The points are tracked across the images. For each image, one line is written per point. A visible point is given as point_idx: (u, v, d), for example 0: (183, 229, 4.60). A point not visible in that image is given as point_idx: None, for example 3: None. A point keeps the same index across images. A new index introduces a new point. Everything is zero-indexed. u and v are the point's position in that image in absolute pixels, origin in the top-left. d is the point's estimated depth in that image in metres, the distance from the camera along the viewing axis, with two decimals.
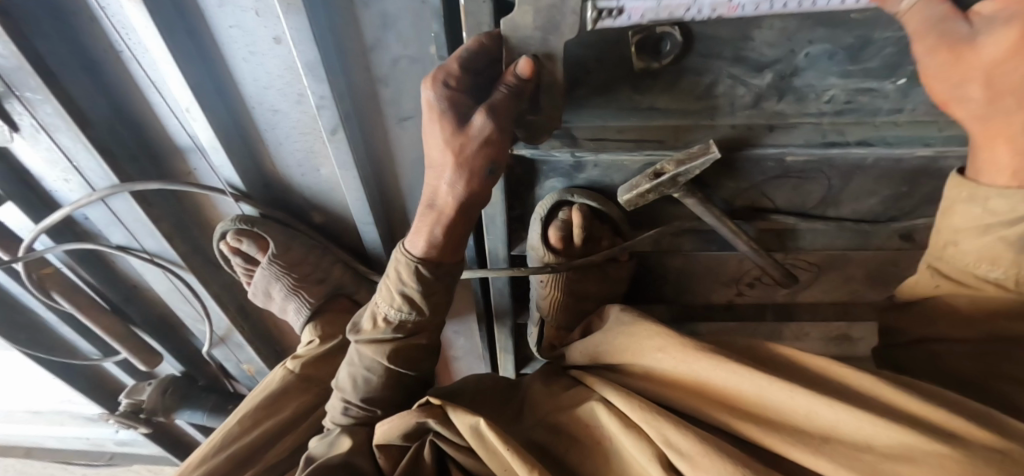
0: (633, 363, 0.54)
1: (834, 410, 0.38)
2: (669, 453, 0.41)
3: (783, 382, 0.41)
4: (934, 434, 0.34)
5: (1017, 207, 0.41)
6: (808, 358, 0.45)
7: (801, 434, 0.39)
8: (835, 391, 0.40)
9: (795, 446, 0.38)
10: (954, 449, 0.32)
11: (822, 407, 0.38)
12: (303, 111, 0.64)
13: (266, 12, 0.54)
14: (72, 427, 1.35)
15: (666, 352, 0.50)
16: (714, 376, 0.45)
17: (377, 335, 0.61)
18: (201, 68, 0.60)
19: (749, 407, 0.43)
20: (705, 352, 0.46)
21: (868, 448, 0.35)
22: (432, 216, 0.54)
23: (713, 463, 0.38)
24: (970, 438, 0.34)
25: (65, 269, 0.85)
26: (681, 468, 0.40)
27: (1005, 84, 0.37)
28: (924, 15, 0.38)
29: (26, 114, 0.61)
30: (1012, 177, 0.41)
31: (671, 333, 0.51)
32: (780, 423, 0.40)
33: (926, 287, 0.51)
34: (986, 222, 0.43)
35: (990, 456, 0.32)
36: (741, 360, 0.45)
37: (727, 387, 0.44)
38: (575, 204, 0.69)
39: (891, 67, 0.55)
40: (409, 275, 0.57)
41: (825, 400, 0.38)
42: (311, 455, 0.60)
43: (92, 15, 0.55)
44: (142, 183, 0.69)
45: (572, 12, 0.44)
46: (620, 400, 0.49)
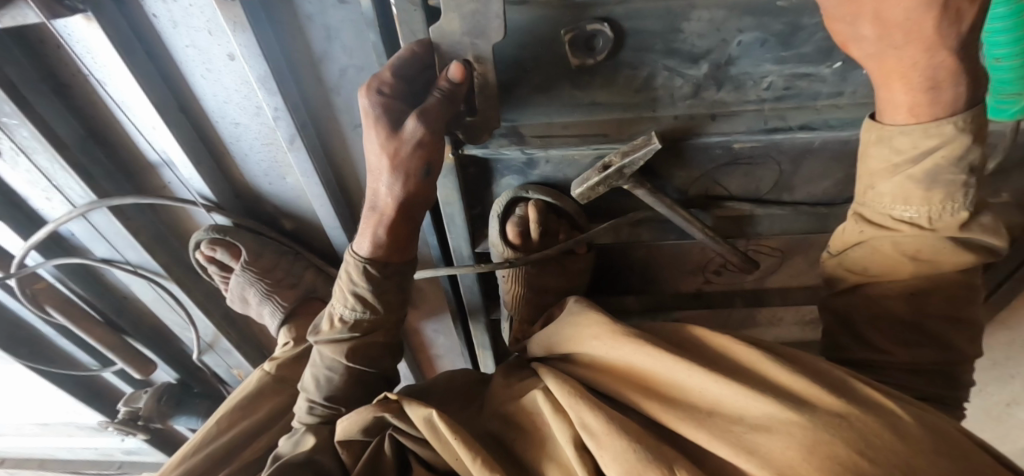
0: (572, 351, 0.55)
1: (721, 386, 0.41)
2: (582, 433, 0.44)
3: (686, 362, 0.44)
4: (792, 404, 0.38)
5: (919, 144, 0.45)
6: (713, 336, 0.47)
7: (695, 408, 0.42)
8: (727, 368, 0.44)
9: (686, 421, 0.41)
10: (804, 419, 0.37)
11: (711, 385, 0.42)
12: (262, 123, 0.67)
13: (217, 31, 0.57)
14: (80, 437, 1.40)
15: (600, 339, 0.51)
16: (633, 359, 0.47)
17: (335, 335, 0.64)
18: (163, 87, 0.63)
19: (656, 386, 0.45)
20: (630, 338, 0.48)
21: (740, 420, 0.39)
22: (374, 218, 0.56)
23: (615, 442, 0.41)
24: (819, 406, 0.38)
25: (57, 283, 0.90)
26: (589, 446, 0.43)
27: (894, 21, 0.39)
28: None
29: (5, 138, 0.65)
30: (908, 113, 0.44)
31: (608, 321, 0.52)
32: (680, 399, 0.43)
33: (853, 234, 0.52)
34: (892, 160, 0.47)
35: (829, 420, 0.36)
36: (657, 342, 0.47)
37: (642, 368, 0.47)
38: (530, 200, 0.71)
39: (825, 51, 0.55)
40: (359, 276, 0.59)
41: (715, 378, 0.42)
42: (279, 454, 0.62)
43: (58, 42, 0.59)
44: (117, 199, 0.72)
45: (496, 15, 0.46)
46: (557, 385, 0.49)
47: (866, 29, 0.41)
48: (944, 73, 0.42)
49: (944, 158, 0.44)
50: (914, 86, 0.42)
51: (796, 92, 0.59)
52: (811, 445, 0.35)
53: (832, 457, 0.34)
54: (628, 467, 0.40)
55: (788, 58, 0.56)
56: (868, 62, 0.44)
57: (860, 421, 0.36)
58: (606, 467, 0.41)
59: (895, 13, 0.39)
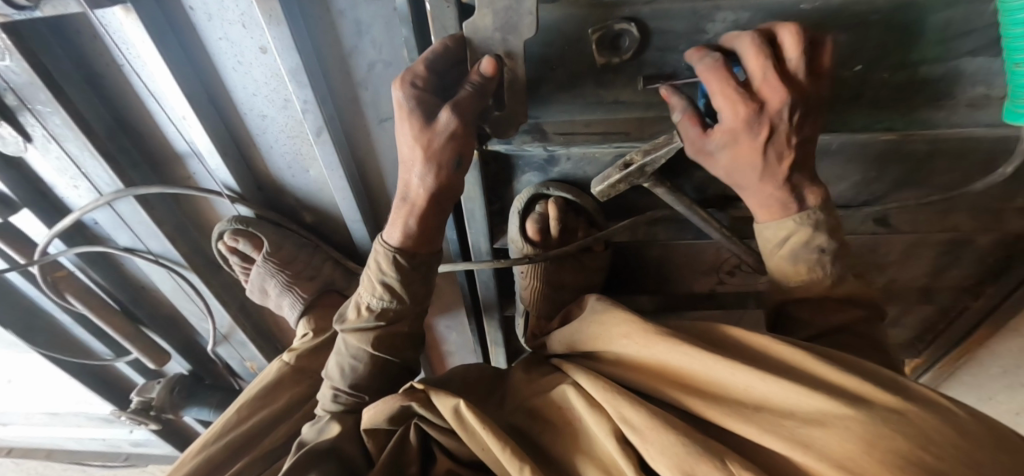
0: (603, 349, 0.57)
1: (768, 384, 0.43)
2: (623, 428, 0.45)
3: (727, 361, 0.45)
4: (846, 401, 0.39)
5: (778, 235, 0.58)
6: (752, 337, 0.49)
7: (741, 406, 0.43)
8: (770, 366, 0.45)
9: (733, 416, 0.42)
10: (857, 413, 0.38)
11: (756, 382, 0.43)
12: (289, 115, 0.68)
13: (250, 23, 0.58)
14: (88, 428, 1.40)
15: (632, 338, 0.53)
16: (670, 358, 0.49)
17: (361, 324, 0.65)
18: (193, 76, 0.64)
19: (699, 383, 0.47)
20: (663, 337, 0.50)
21: (791, 416, 0.40)
22: (406, 208, 0.58)
23: (660, 436, 0.42)
24: (874, 402, 0.39)
25: (77, 272, 0.91)
26: (632, 441, 0.44)
27: (736, 176, 0.55)
28: (686, 131, 0.52)
29: (38, 126, 0.66)
30: (766, 215, 0.58)
31: (635, 320, 0.54)
32: (724, 396, 0.45)
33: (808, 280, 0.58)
34: (770, 246, 0.59)
35: (886, 415, 0.37)
36: (693, 342, 0.49)
37: (678, 367, 0.48)
38: (551, 197, 0.72)
39: (847, 54, 0.56)
40: (387, 265, 0.61)
41: (760, 375, 0.43)
42: (304, 441, 0.63)
43: (96, 32, 0.60)
44: (145, 188, 0.74)
45: (528, 12, 0.47)
46: (587, 382, 0.52)
47: (718, 175, 0.56)
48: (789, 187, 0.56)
49: (797, 242, 0.57)
50: (770, 203, 0.57)
51: None
52: (872, 438, 0.36)
53: (894, 451, 0.35)
54: (677, 460, 0.40)
55: None
56: (734, 185, 0.57)
57: (919, 417, 0.37)
58: (653, 461, 0.42)
59: (740, 175, 0.55)
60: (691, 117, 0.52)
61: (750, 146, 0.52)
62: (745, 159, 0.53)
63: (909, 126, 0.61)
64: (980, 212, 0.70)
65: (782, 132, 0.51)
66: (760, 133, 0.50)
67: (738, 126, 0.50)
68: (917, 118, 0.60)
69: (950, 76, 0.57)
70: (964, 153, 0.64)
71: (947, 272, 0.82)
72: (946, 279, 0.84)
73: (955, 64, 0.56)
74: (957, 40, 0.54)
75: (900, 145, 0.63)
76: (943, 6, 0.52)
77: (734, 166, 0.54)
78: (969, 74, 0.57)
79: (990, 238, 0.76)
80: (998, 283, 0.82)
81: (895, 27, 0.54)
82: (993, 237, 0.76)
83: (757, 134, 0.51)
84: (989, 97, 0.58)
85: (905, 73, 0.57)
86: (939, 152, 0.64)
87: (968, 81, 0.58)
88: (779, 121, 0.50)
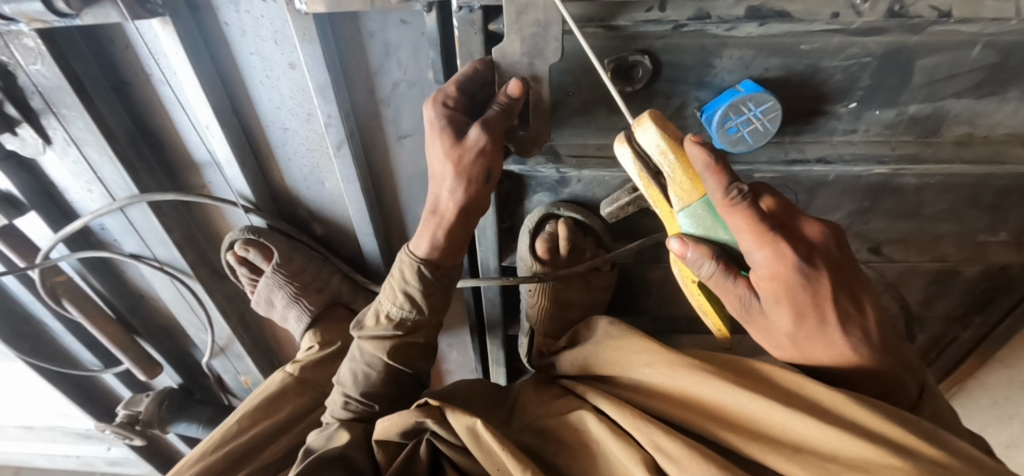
0: (621, 374, 0.59)
1: (807, 426, 0.43)
2: (659, 457, 0.46)
3: (761, 397, 0.46)
4: (894, 451, 0.39)
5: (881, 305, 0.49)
6: (783, 374, 0.48)
7: (779, 443, 0.44)
8: (800, 402, 0.46)
9: (772, 453, 0.43)
10: (905, 464, 0.38)
11: (795, 422, 0.44)
12: (311, 129, 0.70)
13: (283, 41, 0.61)
14: (62, 444, 1.35)
15: (654, 367, 0.55)
16: (700, 390, 0.50)
17: (381, 331, 0.70)
18: (219, 86, 0.66)
19: (734, 417, 0.48)
20: (692, 369, 0.52)
21: (834, 459, 0.41)
22: (434, 221, 0.61)
23: (699, 467, 0.43)
24: (921, 453, 0.39)
25: (77, 277, 0.90)
26: (670, 471, 0.45)
27: (777, 326, 0.48)
28: (772, 320, 0.47)
29: (60, 129, 0.67)
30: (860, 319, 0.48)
31: (659, 350, 0.57)
32: (760, 432, 0.46)
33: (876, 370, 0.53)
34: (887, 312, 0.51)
35: (933, 468, 0.38)
36: (723, 375, 0.50)
37: (708, 399, 0.50)
38: (561, 217, 0.75)
39: (843, 91, 0.61)
40: (412, 275, 0.65)
41: (800, 416, 0.44)
42: (310, 448, 0.63)
43: (130, 41, 0.62)
44: (159, 194, 0.74)
45: (555, 38, 0.51)
46: (611, 409, 0.53)
47: (832, 347, 0.48)
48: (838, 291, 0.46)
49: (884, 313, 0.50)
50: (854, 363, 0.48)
51: (814, 127, 0.65)
52: None
53: None
54: None
55: (805, 95, 0.62)
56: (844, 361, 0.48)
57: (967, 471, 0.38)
58: None
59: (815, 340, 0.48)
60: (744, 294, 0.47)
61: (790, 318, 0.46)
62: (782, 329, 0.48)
63: (899, 160, 0.65)
64: (965, 244, 0.77)
65: (786, 340, 0.49)
66: (799, 328, 0.47)
67: (775, 313, 0.46)
68: (907, 152, 0.65)
69: (935, 115, 0.62)
70: (949, 186, 0.69)
71: (935, 304, 0.89)
72: (936, 309, 0.90)
73: (941, 105, 0.61)
74: (941, 83, 0.59)
75: (889, 177, 0.68)
76: (929, 52, 0.56)
77: (773, 309, 0.46)
78: (951, 115, 0.62)
79: (974, 267, 0.80)
80: (985, 313, 0.89)
81: (886, 68, 0.58)
82: (978, 268, 0.81)
83: (798, 323, 0.47)
84: (973, 135, 0.64)
85: (895, 111, 0.62)
86: (926, 186, 0.69)
87: (951, 122, 0.62)
88: (782, 330, 0.48)
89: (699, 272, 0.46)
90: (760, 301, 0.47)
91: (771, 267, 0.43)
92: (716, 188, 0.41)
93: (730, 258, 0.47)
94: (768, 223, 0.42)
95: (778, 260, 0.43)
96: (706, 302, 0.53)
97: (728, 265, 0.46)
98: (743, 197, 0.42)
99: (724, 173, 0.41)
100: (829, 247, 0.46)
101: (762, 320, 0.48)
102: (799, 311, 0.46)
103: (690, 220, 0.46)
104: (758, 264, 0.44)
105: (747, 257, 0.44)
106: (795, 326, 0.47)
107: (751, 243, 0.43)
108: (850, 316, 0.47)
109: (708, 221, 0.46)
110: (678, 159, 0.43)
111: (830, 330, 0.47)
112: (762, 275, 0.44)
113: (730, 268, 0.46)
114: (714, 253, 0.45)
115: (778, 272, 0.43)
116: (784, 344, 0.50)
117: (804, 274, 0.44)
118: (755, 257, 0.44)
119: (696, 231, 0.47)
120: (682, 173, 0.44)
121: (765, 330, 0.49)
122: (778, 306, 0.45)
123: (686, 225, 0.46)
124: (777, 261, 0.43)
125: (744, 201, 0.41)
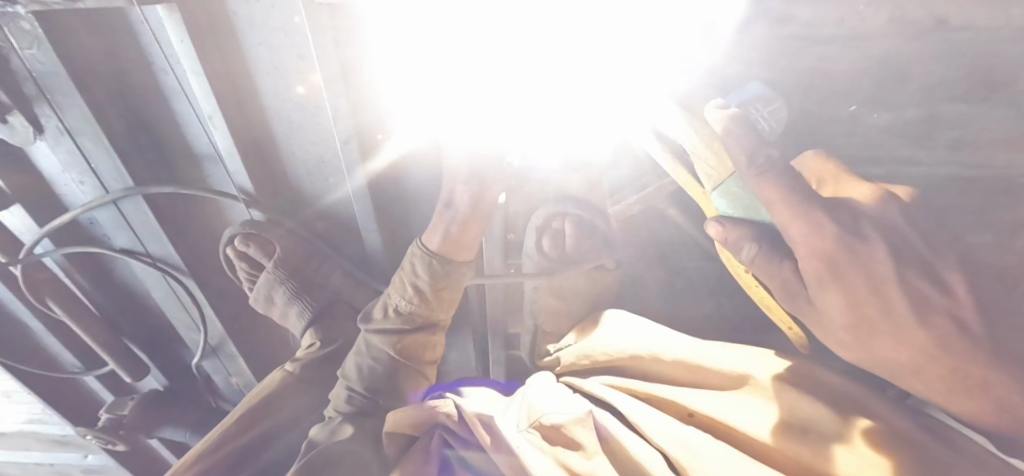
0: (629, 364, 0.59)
1: (815, 405, 0.41)
2: (669, 444, 0.43)
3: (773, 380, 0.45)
4: (902, 441, 0.36)
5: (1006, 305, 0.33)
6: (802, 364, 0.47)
7: (785, 423, 0.41)
8: (817, 386, 0.43)
9: (782, 434, 0.40)
10: (912, 454, 0.35)
11: (805, 404, 0.42)
12: (317, 123, 0.69)
13: (294, 31, 0.59)
14: (38, 452, 1.29)
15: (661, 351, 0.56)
16: (713, 377, 0.50)
17: (387, 325, 0.69)
18: (225, 76, 0.65)
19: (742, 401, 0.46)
20: (704, 355, 0.51)
21: (841, 439, 0.38)
22: (448, 215, 0.65)
23: (711, 454, 0.40)
24: (931, 447, 0.36)
25: (62, 275, 0.86)
26: (679, 455, 0.42)
27: (832, 313, 0.38)
28: (828, 311, 0.39)
29: (54, 117, 0.65)
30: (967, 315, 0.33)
31: (668, 337, 0.57)
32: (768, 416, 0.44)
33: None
34: None
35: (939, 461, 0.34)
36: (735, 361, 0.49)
37: (719, 385, 0.49)
38: (568, 215, 0.72)
39: (843, 93, 0.57)
40: (423, 269, 0.67)
41: (808, 398, 0.42)
42: (312, 441, 0.61)
43: (132, 28, 0.60)
44: (156, 187, 0.72)
45: None
46: (619, 398, 0.52)
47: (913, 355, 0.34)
48: (911, 272, 0.34)
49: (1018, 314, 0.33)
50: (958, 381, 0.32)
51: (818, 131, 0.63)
52: None
53: None
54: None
55: None
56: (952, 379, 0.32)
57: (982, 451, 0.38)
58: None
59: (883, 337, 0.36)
60: (788, 278, 0.41)
61: (847, 302, 0.37)
62: (842, 319, 0.38)
63: None
64: None
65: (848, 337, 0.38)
66: (859, 320, 0.37)
67: (830, 302, 0.38)
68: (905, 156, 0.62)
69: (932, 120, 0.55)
70: None
71: None
72: None
73: None
74: None
75: None
76: None
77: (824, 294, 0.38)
78: None
79: None
80: None
81: (885, 75, 0.54)
82: None
83: (858, 308, 0.36)
84: None
85: (892, 114, 0.57)
86: None
87: None
88: (835, 320, 0.39)
89: (740, 254, 0.44)
90: (807, 287, 0.40)
91: (808, 243, 0.38)
92: (738, 157, 0.40)
93: (777, 239, 0.42)
94: (800, 192, 0.38)
95: (813, 234, 0.37)
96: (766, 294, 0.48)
97: (774, 245, 0.42)
98: (770, 165, 0.39)
99: (747, 140, 0.39)
100: (889, 220, 0.38)
101: (815, 312, 0.40)
102: (853, 296, 0.36)
103: (724, 199, 0.45)
104: (794, 240, 0.39)
105: (782, 234, 0.40)
106: (849, 314, 0.37)
107: (785, 216, 0.39)
108: (936, 306, 0.33)
109: (743, 200, 0.43)
110: (700, 137, 0.43)
111: (900, 316, 0.35)
112: (802, 253, 0.38)
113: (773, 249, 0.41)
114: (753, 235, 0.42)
115: (817, 247, 0.37)
116: (845, 341, 0.39)
117: (848, 248, 0.36)
118: (789, 233, 0.39)
119: (735, 212, 0.45)
120: (707, 151, 0.44)
121: (817, 324, 0.41)
122: (825, 293, 0.38)
123: (721, 205, 0.45)
124: (817, 236, 0.37)
125: (770, 170, 0.39)
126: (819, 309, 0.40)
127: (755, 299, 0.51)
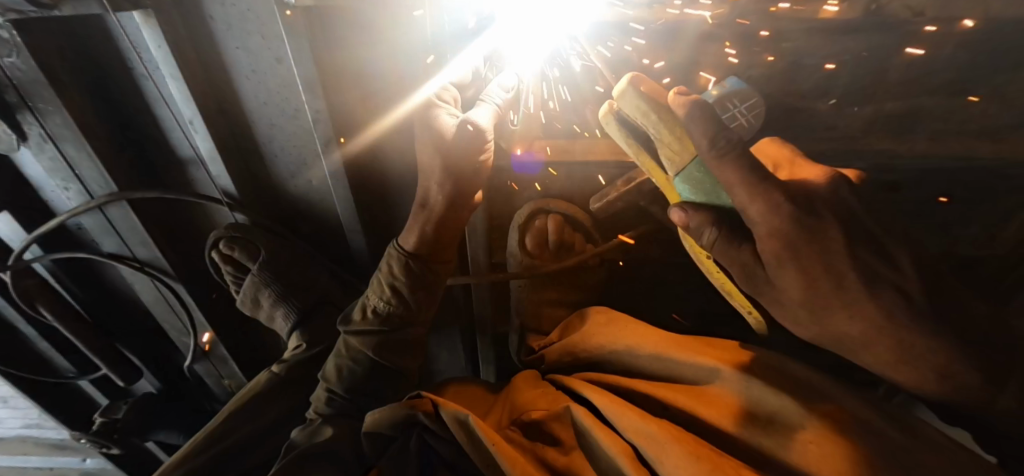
0: (604, 361, 0.59)
1: (778, 397, 0.41)
2: (641, 441, 0.43)
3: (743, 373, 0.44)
4: (857, 428, 0.37)
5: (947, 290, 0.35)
6: (769, 355, 0.47)
7: (750, 415, 0.42)
8: (783, 376, 0.44)
9: (748, 428, 0.41)
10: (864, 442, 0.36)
11: (771, 396, 0.42)
12: (298, 125, 0.69)
13: (270, 35, 0.59)
14: (35, 457, 1.30)
15: (629, 342, 0.56)
16: (684, 372, 0.49)
17: (366, 326, 0.69)
18: (203, 79, 0.65)
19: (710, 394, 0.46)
20: (675, 349, 0.51)
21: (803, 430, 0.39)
22: (424, 215, 0.64)
23: (678, 451, 0.40)
24: (886, 435, 0.37)
25: (51, 280, 0.87)
26: (649, 451, 0.42)
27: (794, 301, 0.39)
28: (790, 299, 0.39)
29: (35, 125, 0.65)
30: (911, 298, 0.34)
31: (638, 329, 0.58)
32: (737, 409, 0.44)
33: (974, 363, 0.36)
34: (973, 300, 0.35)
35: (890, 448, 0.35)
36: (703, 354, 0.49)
37: (689, 380, 0.49)
38: (552, 213, 0.75)
39: (820, 88, 0.54)
40: (400, 270, 0.67)
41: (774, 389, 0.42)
42: (293, 443, 0.62)
43: (112, 35, 0.61)
44: (140, 192, 0.73)
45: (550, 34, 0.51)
46: (590, 393, 0.51)
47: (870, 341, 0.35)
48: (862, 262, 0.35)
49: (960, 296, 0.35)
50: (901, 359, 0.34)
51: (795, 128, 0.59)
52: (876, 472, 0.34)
53: None
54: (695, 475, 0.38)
55: None
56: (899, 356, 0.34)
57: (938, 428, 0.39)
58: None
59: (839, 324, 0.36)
60: (745, 269, 0.41)
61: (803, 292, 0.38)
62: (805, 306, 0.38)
63: None
64: None
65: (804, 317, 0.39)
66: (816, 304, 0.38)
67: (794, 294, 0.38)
68: None
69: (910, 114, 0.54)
70: None
71: None
72: None
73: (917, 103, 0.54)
74: None
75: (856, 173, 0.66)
76: None
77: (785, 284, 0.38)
78: None
79: None
80: None
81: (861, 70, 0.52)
82: None
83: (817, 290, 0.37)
84: None
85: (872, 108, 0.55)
86: None
87: None
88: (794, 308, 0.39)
89: (701, 240, 0.43)
90: (765, 270, 0.40)
91: (767, 223, 0.37)
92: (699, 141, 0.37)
93: (739, 224, 0.42)
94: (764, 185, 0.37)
95: (773, 217, 0.38)
96: (727, 281, 0.48)
97: (732, 231, 0.41)
98: None
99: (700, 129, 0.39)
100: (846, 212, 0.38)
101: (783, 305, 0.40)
102: (807, 282, 0.37)
103: (686, 185, 0.43)
104: (752, 220, 0.37)
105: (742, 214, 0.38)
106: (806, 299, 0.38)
107: (745, 199, 0.39)
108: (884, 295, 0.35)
109: (705, 185, 0.42)
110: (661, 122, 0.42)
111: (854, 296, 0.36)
112: (760, 233, 0.37)
113: (737, 230, 0.41)
114: (715, 219, 0.41)
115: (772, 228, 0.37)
116: (802, 319, 0.40)
117: (810, 235, 0.37)
118: (748, 213, 0.38)
119: (696, 197, 0.43)
120: (668, 135, 0.42)
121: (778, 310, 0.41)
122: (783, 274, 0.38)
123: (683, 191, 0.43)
124: (773, 217, 0.37)
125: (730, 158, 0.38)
126: (778, 289, 0.40)
127: (717, 285, 0.51)
